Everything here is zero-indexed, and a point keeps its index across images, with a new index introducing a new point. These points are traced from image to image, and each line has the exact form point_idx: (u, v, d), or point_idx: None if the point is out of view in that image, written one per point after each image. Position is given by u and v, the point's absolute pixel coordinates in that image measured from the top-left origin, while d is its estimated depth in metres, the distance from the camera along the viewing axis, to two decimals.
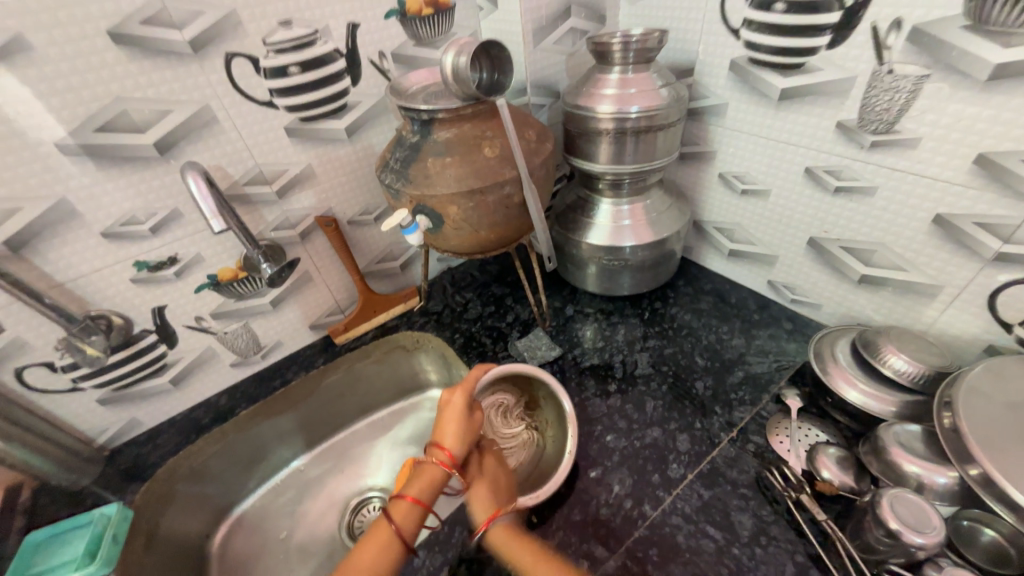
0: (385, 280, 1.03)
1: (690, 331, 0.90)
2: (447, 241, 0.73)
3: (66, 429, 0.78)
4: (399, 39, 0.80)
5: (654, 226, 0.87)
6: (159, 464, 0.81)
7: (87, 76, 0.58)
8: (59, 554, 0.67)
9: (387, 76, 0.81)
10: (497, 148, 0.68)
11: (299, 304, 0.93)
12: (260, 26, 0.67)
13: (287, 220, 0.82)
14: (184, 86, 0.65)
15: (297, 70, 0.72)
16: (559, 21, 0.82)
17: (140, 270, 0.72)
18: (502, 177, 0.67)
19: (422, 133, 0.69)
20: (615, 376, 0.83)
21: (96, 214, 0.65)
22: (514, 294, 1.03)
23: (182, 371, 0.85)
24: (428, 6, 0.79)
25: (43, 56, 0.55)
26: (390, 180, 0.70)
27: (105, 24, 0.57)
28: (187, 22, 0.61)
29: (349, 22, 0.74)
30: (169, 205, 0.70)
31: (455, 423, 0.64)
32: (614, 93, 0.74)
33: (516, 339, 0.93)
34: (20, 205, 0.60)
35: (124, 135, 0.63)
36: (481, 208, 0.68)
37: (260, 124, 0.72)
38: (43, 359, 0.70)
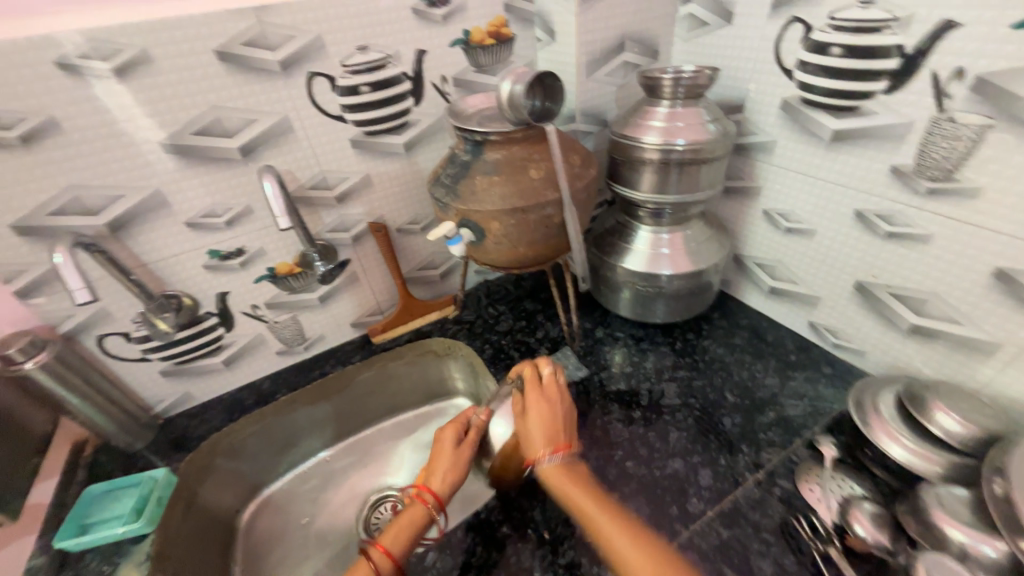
0: (424, 287, 1.08)
1: (721, 366, 0.88)
2: (486, 254, 0.76)
3: (131, 394, 0.86)
4: (461, 65, 0.86)
5: (693, 257, 0.87)
6: (204, 438, 0.87)
7: (192, 87, 0.67)
8: (112, 508, 0.75)
9: (446, 98, 0.87)
10: (543, 170, 0.71)
11: (343, 303, 0.99)
12: (339, 49, 0.74)
13: (342, 223, 0.89)
14: (270, 99, 0.73)
15: (367, 89, 0.79)
16: (614, 54, 0.86)
17: (212, 258, 0.80)
18: (544, 198, 0.70)
19: (473, 152, 0.73)
20: (640, 403, 0.83)
21: (183, 205, 0.74)
22: (545, 312, 1.05)
23: (233, 353, 0.92)
24: (490, 36, 0.85)
25: (161, 69, 0.64)
26: (440, 194, 0.75)
27: (213, 43, 0.66)
28: (280, 44, 0.70)
29: (418, 49, 0.80)
30: (244, 202, 0.78)
31: (442, 459, 0.67)
32: (661, 125, 0.76)
33: (544, 355, 0.95)
34: (124, 192, 0.69)
35: (215, 138, 0.71)
36: (521, 226, 0.71)
37: (329, 136, 0.80)
38: (121, 329, 0.79)
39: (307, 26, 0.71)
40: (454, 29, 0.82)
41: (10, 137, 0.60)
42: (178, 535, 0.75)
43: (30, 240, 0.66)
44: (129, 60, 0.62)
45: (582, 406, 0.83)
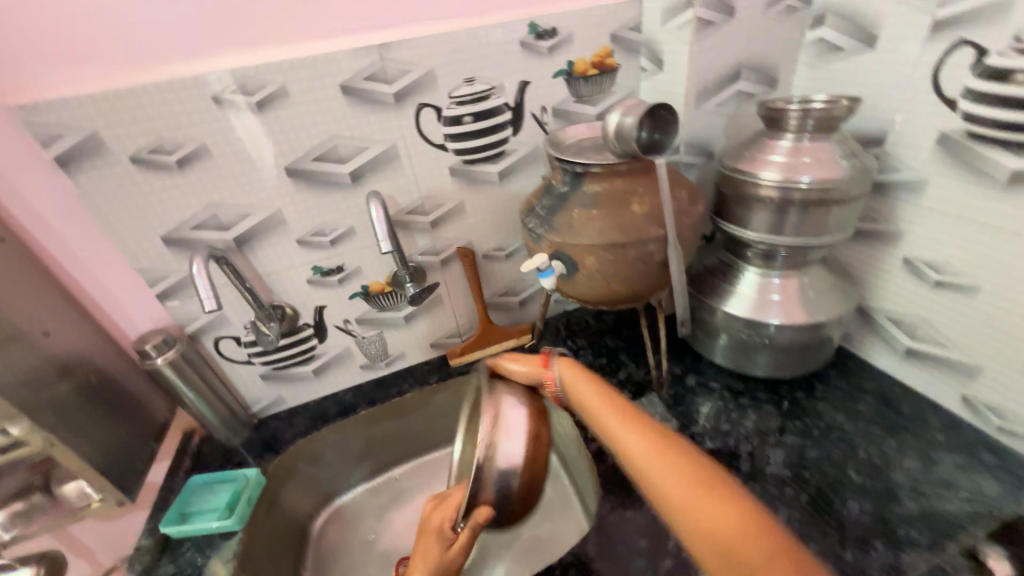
0: (503, 313, 1.07)
1: (842, 437, 0.75)
2: (577, 289, 0.73)
3: (235, 393, 0.93)
4: (562, 95, 0.85)
5: (809, 306, 0.77)
6: (291, 442, 0.92)
7: (317, 117, 0.73)
8: (209, 499, 0.80)
9: (545, 127, 0.87)
10: (645, 205, 0.67)
11: (426, 323, 1.01)
12: (448, 81, 0.77)
13: (433, 247, 0.91)
14: (382, 129, 0.77)
15: (470, 119, 0.81)
16: (727, 83, 0.80)
17: (315, 274, 0.85)
18: (647, 234, 0.66)
19: (572, 183, 0.71)
20: (738, 468, 0.73)
21: (297, 225, 0.80)
22: (629, 351, 0.98)
23: (323, 363, 0.96)
24: (594, 67, 0.84)
25: (294, 102, 0.71)
26: (533, 224, 0.73)
27: (340, 79, 0.71)
28: (397, 78, 0.74)
29: (522, 80, 0.81)
30: (348, 223, 0.83)
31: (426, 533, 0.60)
32: (782, 160, 0.69)
33: (627, 400, 0.88)
34: (251, 211, 0.76)
35: (331, 164, 0.76)
36: (618, 262, 0.67)
37: (431, 163, 0.82)
38: (234, 333, 0.86)
39: (422, 60, 0.74)
40: (559, 61, 0.81)
41: (170, 161, 0.68)
42: (260, 537, 0.78)
43: (174, 250, 0.74)
44: (269, 94, 0.69)
45: None
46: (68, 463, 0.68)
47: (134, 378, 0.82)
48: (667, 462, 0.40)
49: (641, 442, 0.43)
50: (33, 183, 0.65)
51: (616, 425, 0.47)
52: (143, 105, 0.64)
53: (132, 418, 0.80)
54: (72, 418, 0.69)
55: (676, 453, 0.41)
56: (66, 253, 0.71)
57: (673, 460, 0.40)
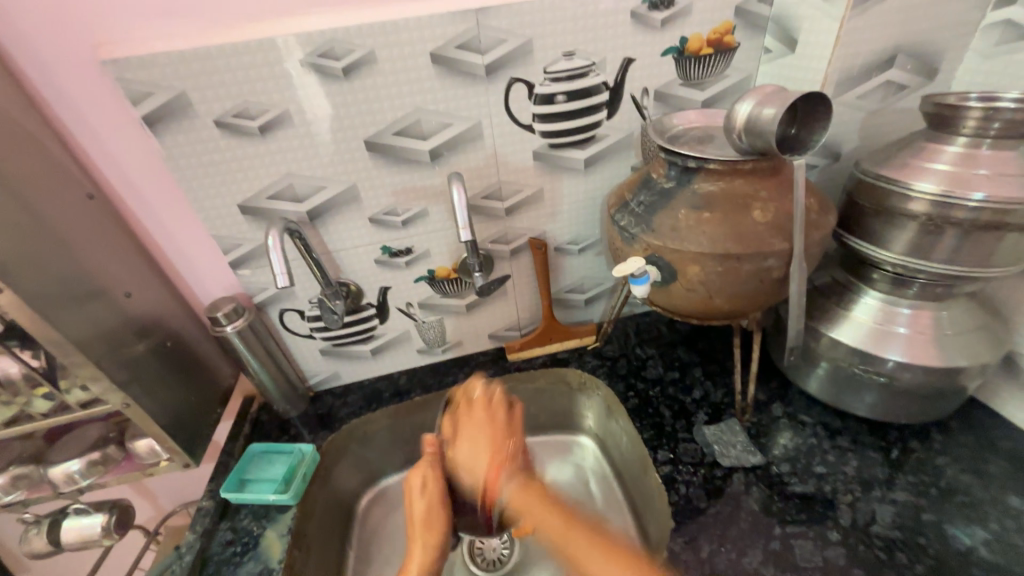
0: (568, 310, 1.00)
1: (969, 503, 0.66)
2: (669, 298, 0.65)
3: (295, 365, 0.93)
4: (668, 76, 0.75)
5: (943, 346, 0.65)
6: (346, 421, 0.91)
7: (403, 88, 0.67)
8: (266, 470, 0.80)
9: (643, 112, 0.77)
10: (770, 212, 0.58)
11: (488, 313, 0.96)
12: (546, 55, 0.69)
13: (506, 235, 0.85)
14: (469, 104, 0.71)
15: (563, 99, 0.73)
16: (873, 73, 0.68)
17: (383, 254, 0.82)
18: (767, 246, 0.57)
19: (678, 180, 0.63)
20: (837, 520, 0.66)
21: (371, 202, 0.76)
22: (705, 367, 0.90)
23: (382, 344, 0.94)
24: (709, 45, 0.73)
25: (381, 69, 0.65)
26: (626, 222, 0.65)
27: (431, 46, 0.65)
28: (490, 48, 0.67)
29: (626, 56, 0.72)
30: (422, 204, 0.78)
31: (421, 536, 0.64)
32: (946, 170, 0.57)
33: (702, 422, 0.80)
34: (327, 184, 0.72)
35: (412, 140, 0.71)
36: (727, 275, 0.59)
37: (515, 145, 0.76)
38: (298, 306, 0.85)
39: (520, 29, 0.67)
40: (671, 36, 0.71)
41: (253, 127, 0.65)
42: (315, 513, 0.78)
43: (249, 218, 0.73)
44: (357, 60, 0.64)
45: (754, 504, 0.69)
46: (140, 422, 0.69)
47: (203, 342, 0.83)
48: (578, 535, 0.57)
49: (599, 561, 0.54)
50: (122, 141, 0.64)
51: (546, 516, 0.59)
52: (231, 65, 0.61)
53: (199, 380, 0.81)
54: (146, 379, 0.70)
55: (585, 538, 0.56)
56: (148, 213, 0.70)
57: (603, 548, 0.55)
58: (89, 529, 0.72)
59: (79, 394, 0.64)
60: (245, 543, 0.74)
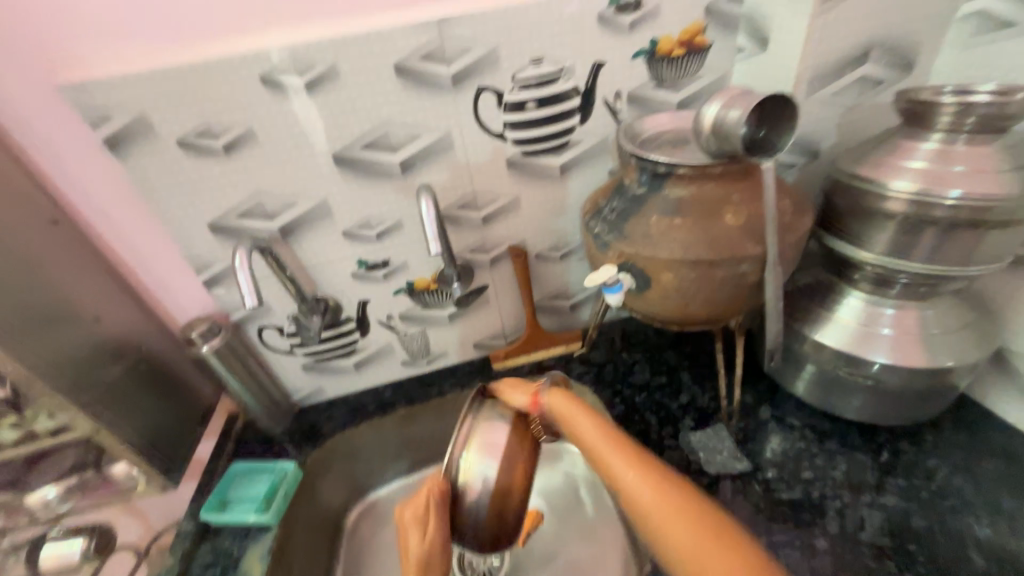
0: (553, 317, 0.99)
1: (962, 506, 0.65)
2: (646, 305, 0.64)
3: (277, 382, 0.92)
4: (641, 78, 0.74)
5: (929, 345, 0.64)
6: (330, 436, 0.90)
7: (369, 102, 0.66)
8: (247, 489, 0.79)
9: (617, 116, 0.76)
10: (742, 216, 0.56)
11: (471, 323, 0.95)
12: (514, 62, 0.68)
13: (484, 244, 0.84)
14: (437, 114, 0.69)
15: (533, 106, 0.72)
16: (848, 69, 0.66)
17: (360, 267, 0.81)
18: (741, 251, 0.55)
19: (650, 185, 0.61)
20: (825, 527, 0.64)
21: (343, 216, 0.75)
22: (692, 371, 0.88)
23: (364, 358, 0.93)
24: (681, 46, 0.72)
25: (345, 83, 0.64)
26: (599, 229, 0.64)
27: (394, 58, 0.64)
28: (455, 57, 0.66)
29: (596, 60, 0.71)
30: (396, 216, 0.77)
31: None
32: (923, 167, 0.55)
33: (689, 428, 0.79)
34: (297, 200, 0.72)
35: (381, 153, 0.70)
36: (703, 281, 0.57)
37: (488, 155, 0.75)
38: (277, 323, 0.84)
39: (485, 38, 0.66)
40: (641, 38, 0.70)
41: (217, 146, 0.65)
42: (294, 532, 0.77)
43: (220, 237, 0.72)
44: (320, 75, 0.63)
45: (741, 512, 0.67)
46: (113, 448, 0.68)
47: (181, 361, 0.82)
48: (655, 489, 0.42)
49: (692, 533, 0.39)
50: (86, 164, 0.63)
51: (620, 462, 0.46)
52: (190, 85, 0.60)
53: (178, 400, 0.80)
54: (118, 403, 0.69)
55: (671, 499, 0.41)
56: (117, 235, 0.70)
57: (693, 519, 0.40)
58: (68, 557, 0.73)
59: (47, 422, 0.63)
60: (225, 565, 0.73)
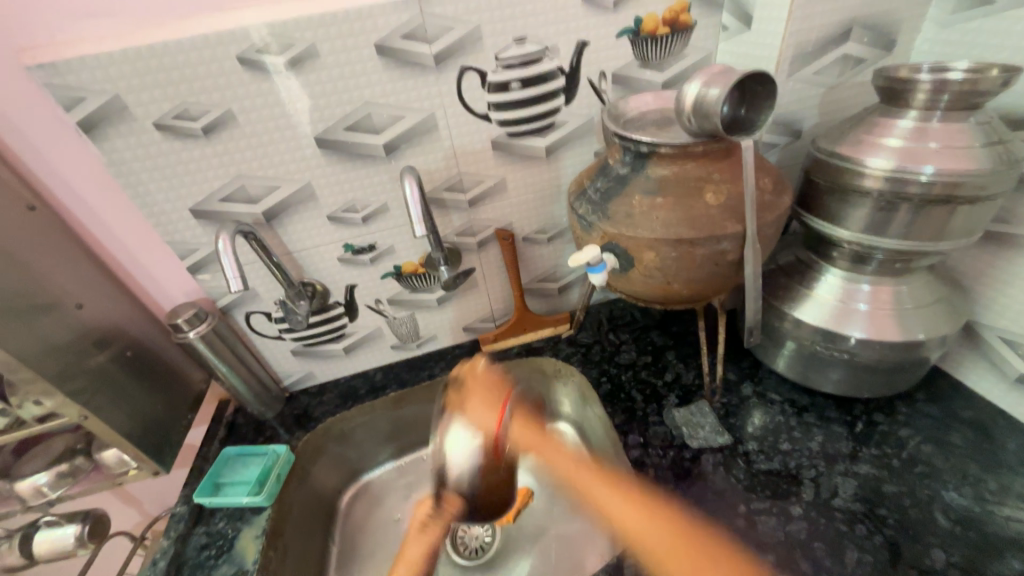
0: (541, 299, 1.00)
1: (932, 474, 0.67)
2: (630, 285, 0.65)
3: (267, 367, 0.92)
4: (625, 58, 0.73)
5: (903, 320, 0.66)
6: (321, 420, 0.91)
7: (350, 81, 0.65)
8: (240, 473, 0.80)
9: (602, 96, 0.76)
10: (722, 194, 0.57)
11: (460, 306, 0.95)
12: (496, 41, 0.67)
13: (471, 227, 0.84)
14: (421, 95, 0.69)
15: (517, 86, 0.71)
16: (829, 47, 0.66)
17: (346, 252, 0.81)
18: (721, 229, 0.56)
19: (633, 165, 0.62)
20: (801, 495, 0.67)
21: (328, 200, 0.74)
22: (677, 350, 0.90)
23: (354, 342, 0.93)
24: (665, 24, 0.71)
25: (325, 63, 0.63)
26: (584, 210, 0.65)
27: (375, 36, 0.63)
28: (437, 36, 0.65)
29: (580, 39, 0.70)
30: (381, 199, 0.77)
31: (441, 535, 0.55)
32: (898, 144, 0.56)
33: (673, 405, 0.81)
34: (280, 183, 0.71)
35: (364, 134, 0.70)
36: (683, 260, 0.58)
37: (472, 136, 0.74)
38: (264, 309, 0.84)
39: (467, 15, 0.65)
40: (624, 17, 0.70)
41: (195, 129, 0.64)
42: (290, 514, 0.77)
43: (202, 222, 0.71)
44: (298, 54, 0.62)
45: (722, 483, 0.70)
46: (105, 434, 0.68)
47: (168, 347, 0.82)
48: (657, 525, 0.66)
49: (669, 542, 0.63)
50: (60, 148, 0.62)
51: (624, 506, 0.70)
52: (164, 65, 0.59)
53: (167, 387, 0.80)
54: (108, 390, 0.70)
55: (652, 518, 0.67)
56: (94, 219, 0.68)
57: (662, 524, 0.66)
58: (62, 541, 0.72)
59: (33, 409, 0.63)
60: (219, 546, 0.73)
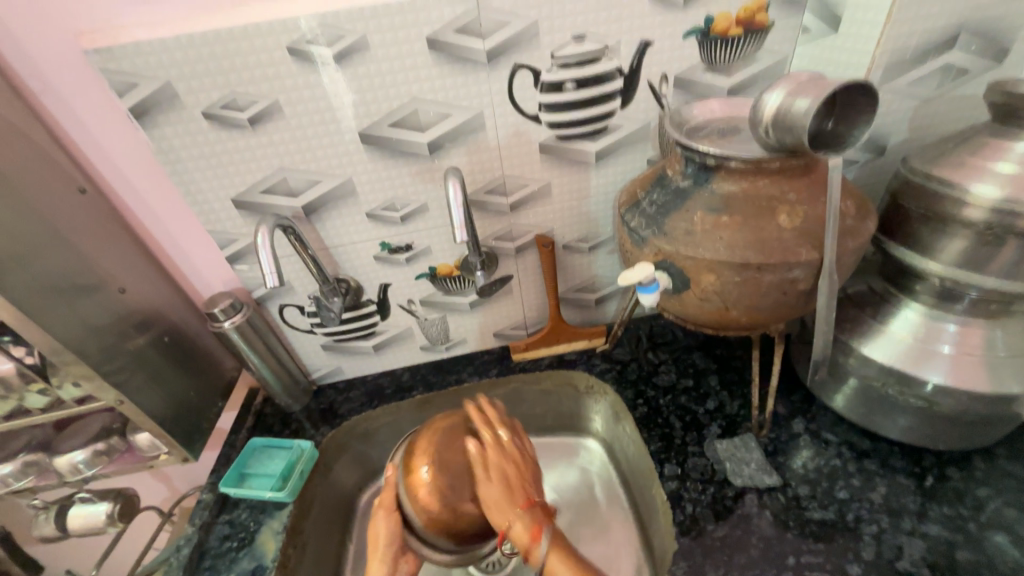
0: (577, 309, 0.95)
1: (1015, 544, 0.60)
2: (681, 307, 0.60)
3: (297, 360, 0.92)
4: (691, 60, 0.68)
5: (993, 368, 0.58)
6: (346, 417, 0.90)
7: (398, 76, 0.63)
8: (265, 465, 0.80)
9: (661, 101, 0.71)
10: (798, 217, 0.51)
11: (493, 311, 0.92)
12: (553, 38, 0.63)
13: (510, 232, 0.81)
14: (469, 93, 0.66)
15: (571, 86, 0.67)
16: (929, 55, 0.59)
17: (383, 250, 0.79)
18: (794, 256, 0.50)
19: (695, 178, 0.56)
20: (858, 553, 0.60)
21: (367, 197, 0.72)
22: (722, 375, 0.84)
23: (384, 341, 0.92)
24: (738, 24, 0.65)
25: (375, 56, 0.61)
26: (636, 223, 0.60)
27: (427, 30, 0.60)
28: (492, 31, 0.62)
29: (643, 39, 0.65)
30: (421, 199, 0.74)
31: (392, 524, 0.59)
32: (1012, 172, 0.49)
33: (715, 435, 0.75)
34: (322, 178, 0.69)
35: (409, 132, 0.67)
36: (746, 286, 0.53)
37: (520, 138, 0.70)
38: (298, 302, 0.83)
39: (525, 10, 0.61)
40: (694, 15, 0.64)
41: (242, 119, 0.63)
42: (311, 509, 0.77)
43: (243, 213, 0.71)
44: (348, 46, 0.60)
45: (767, 528, 0.64)
46: (137, 418, 0.69)
47: (203, 334, 0.82)
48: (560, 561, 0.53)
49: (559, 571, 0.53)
50: (112, 134, 0.62)
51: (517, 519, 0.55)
52: (215, 53, 0.58)
53: (200, 374, 0.81)
54: (144, 373, 0.70)
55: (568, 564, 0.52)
56: (139, 204, 0.69)
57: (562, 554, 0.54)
58: (94, 517, 0.74)
59: (72, 390, 0.63)
60: (242, 538, 0.74)
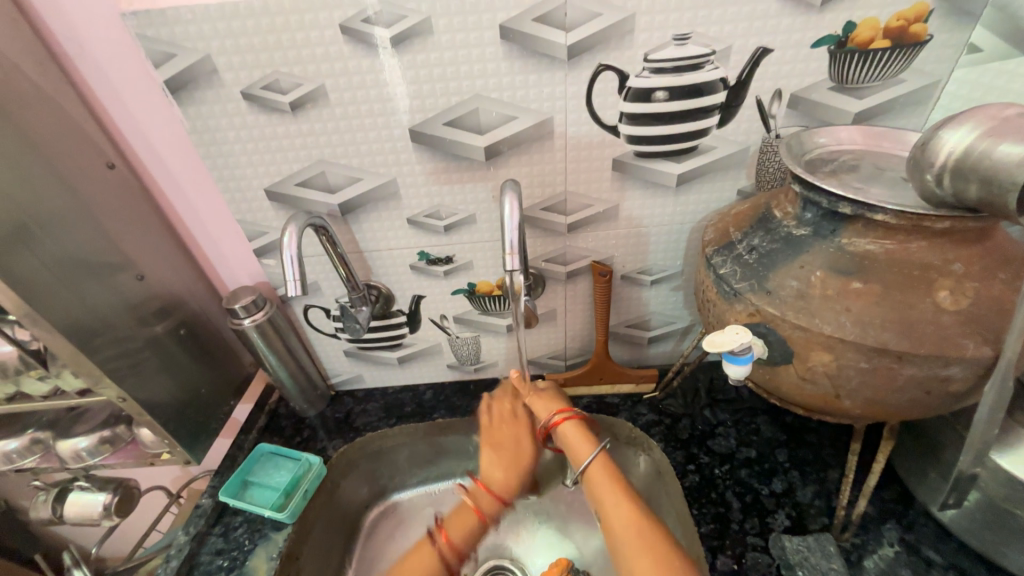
0: (627, 346, 0.84)
1: None
2: (772, 382, 0.48)
3: (318, 362, 0.86)
4: (816, 76, 0.55)
5: None
6: (360, 431, 0.82)
7: (462, 68, 0.54)
8: (271, 476, 0.73)
9: (768, 122, 0.58)
10: (962, 301, 0.39)
11: (531, 337, 0.82)
12: (650, 37, 0.53)
13: (564, 255, 0.71)
14: (540, 94, 0.56)
15: (663, 96, 0.56)
16: None
17: (420, 260, 0.71)
18: (956, 350, 0.38)
19: (816, 228, 0.45)
20: None
21: (411, 201, 0.64)
22: (795, 450, 0.71)
23: (410, 354, 0.84)
24: (885, 36, 0.53)
25: (438, 43, 0.53)
26: (726, 271, 0.48)
27: (501, 16, 0.51)
28: (577, 24, 0.52)
29: (760, 45, 0.53)
30: (469, 209, 0.65)
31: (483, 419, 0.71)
32: None
33: (782, 528, 0.63)
34: (363, 175, 0.62)
35: (465, 133, 0.58)
36: (873, 375, 0.41)
37: (591, 151, 0.60)
38: (324, 303, 0.76)
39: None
40: (831, 21, 0.52)
41: (284, 103, 0.56)
42: (311, 534, 0.69)
43: (275, 205, 0.64)
44: (410, 28, 0.52)
45: None
46: (139, 416, 0.64)
47: (223, 326, 0.77)
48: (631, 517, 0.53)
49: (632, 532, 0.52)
50: (147, 108, 0.57)
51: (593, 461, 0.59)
52: (261, 26, 0.51)
53: (216, 369, 0.76)
54: (152, 365, 0.65)
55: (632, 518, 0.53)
56: (170, 184, 0.63)
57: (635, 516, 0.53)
58: (90, 506, 0.73)
59: (72, 380, 0.59)
60: (233, 557, 0.68)
